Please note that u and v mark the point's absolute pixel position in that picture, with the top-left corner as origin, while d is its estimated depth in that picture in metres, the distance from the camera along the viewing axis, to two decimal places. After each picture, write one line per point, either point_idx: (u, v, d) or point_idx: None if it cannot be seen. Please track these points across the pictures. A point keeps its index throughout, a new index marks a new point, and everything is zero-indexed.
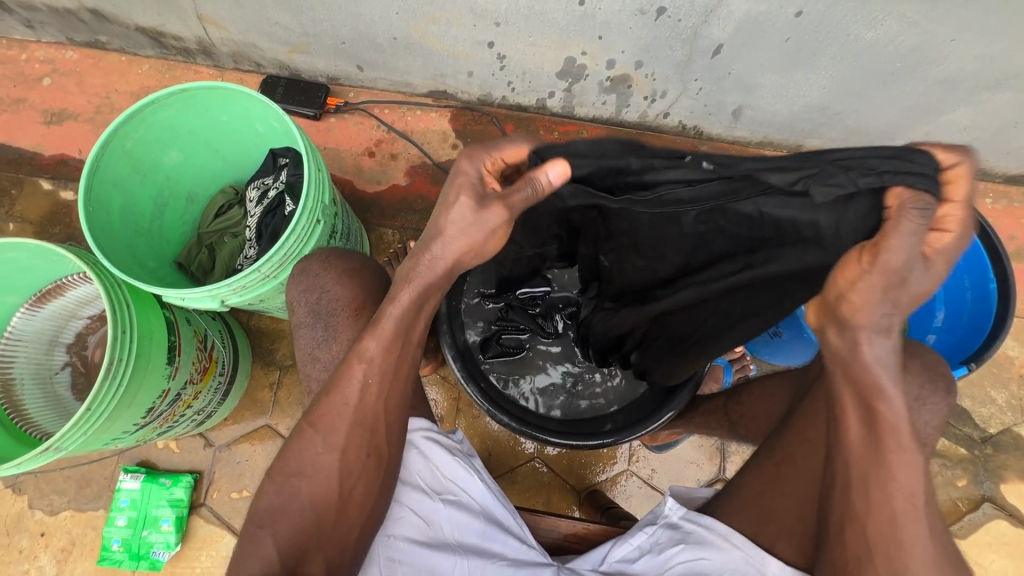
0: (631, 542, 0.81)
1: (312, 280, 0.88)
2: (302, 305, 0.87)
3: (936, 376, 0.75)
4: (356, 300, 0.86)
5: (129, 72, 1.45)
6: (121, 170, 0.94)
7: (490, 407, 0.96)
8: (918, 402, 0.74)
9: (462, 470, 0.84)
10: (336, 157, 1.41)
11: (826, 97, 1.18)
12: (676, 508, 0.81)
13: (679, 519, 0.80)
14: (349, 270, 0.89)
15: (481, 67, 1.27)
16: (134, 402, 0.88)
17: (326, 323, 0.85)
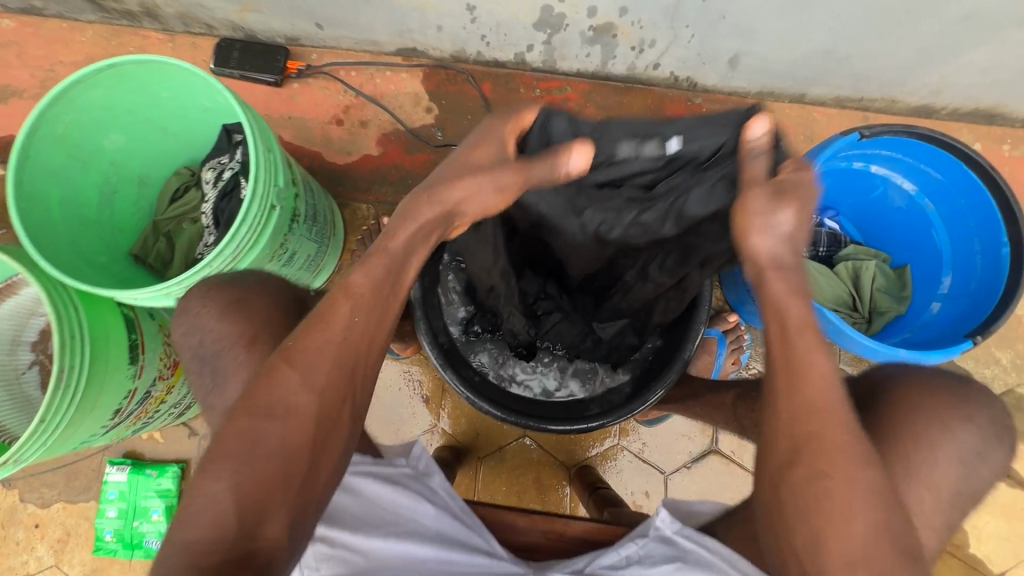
0: (619, 550, 0.77)
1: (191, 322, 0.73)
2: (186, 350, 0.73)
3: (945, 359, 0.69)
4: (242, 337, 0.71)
5: (72, 41, 1.33)
6: (55, 158, 0.86)
7: (470, 394, 0.91)
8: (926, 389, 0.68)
9: (411, 495, 0.83)
10: (302, 127, 1.31)
11: (832, 40, 1.06)
12: (669, 521, 0.77)
13: (673, 534, 0.76)
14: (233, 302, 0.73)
15: (451, 20, 1.15)
16: (97, 406, 0.84)
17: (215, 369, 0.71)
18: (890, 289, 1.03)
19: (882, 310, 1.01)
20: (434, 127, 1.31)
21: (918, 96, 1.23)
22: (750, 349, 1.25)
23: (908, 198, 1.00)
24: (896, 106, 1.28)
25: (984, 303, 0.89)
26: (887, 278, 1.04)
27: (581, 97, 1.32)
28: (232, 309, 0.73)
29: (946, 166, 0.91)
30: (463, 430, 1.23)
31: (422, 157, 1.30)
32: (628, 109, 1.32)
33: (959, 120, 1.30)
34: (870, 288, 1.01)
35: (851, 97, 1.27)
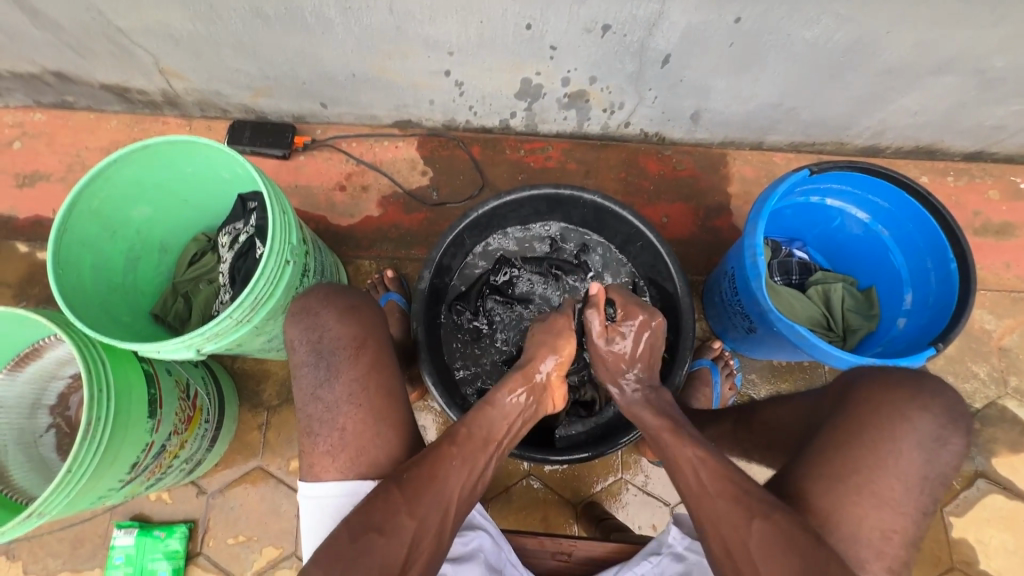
0: (636, 572, 0.80)
1: (313, 319, 0.79)
2: (303, 344, 0.78)
3: (935, 398, 0.68)
4: (359, 335, 0.79)
5: (98, 129, 1.47)
6: (90, 231, 0.94)
7: (531, 452, 0.95)
8: (917, 425, 0.66)
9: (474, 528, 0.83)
10: (307, 193, 1.42)
11: (778, 94, 1.22)
12: (680, 537, 0.81)
13: (683, 549, 0.80)
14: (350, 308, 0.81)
15: (441, 94, 1.30)
16: (118, 458, 0.89)
17: (328, 362, 0.77)
18: (859, 308, 1.11)
19: (854, 328, 1.09)
20: (429, 188, 1.43)
21: (864, 138, 1.37)
22: (741, 371, 1.29)
23: (864, 226, 1.10)
24: (845, 147, 1.42)
25: (942, 316, 0.96)
26: (856, 299, 1.12)
27: (562, 154, 1.45)
28: (350, 312, 0.80)
29: (890, 195, 1.02)
30: None
31: (420, 216, 1.41)
32: (605, 163, 1.45)
33: (904, 157, 1.44)
34: (840, 307, 1.10)
35: (804, 142, 1.41)
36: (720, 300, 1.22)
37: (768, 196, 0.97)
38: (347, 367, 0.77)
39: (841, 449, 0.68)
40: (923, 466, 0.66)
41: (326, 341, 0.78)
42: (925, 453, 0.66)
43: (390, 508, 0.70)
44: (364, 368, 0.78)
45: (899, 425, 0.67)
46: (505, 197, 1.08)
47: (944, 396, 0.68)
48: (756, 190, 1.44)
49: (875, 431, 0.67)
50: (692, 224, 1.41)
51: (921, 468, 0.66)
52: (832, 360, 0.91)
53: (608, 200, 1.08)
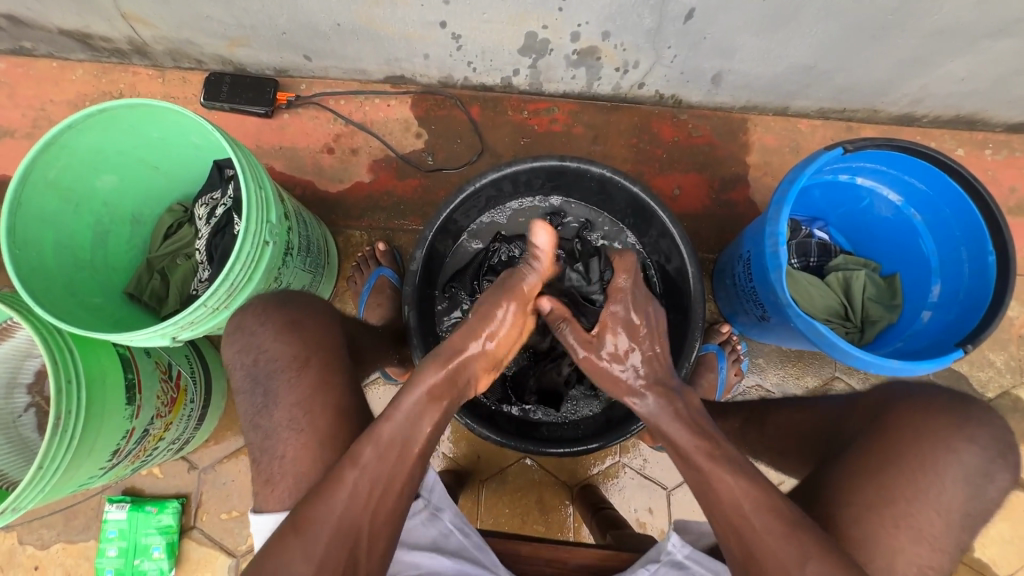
0: None
1: (247, 340, 0.78)
2: (239, 368, 0.77)
3: (982, 428, 0.67)
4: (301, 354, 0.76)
5: (62, 80, 1.34)
6: (48, 204, 0.86)
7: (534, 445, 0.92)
8: (962, 458, 0.66)
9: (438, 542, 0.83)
10: (293, 156, 1.32)
11: (812, 56, 1.09)
12: (680, 545, 0.78)
13: (684, 558, 0.77)
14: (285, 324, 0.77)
15: (437, 48, 1.17)
16: (95, 448, 0.85)
17: (265, 388, 0.75)
18: (880, 297, 1.04)
19: (874, 319, 1.02)
20: (424, 152, 1.32)
21: (900, 105, 1.25)
22: (748, 356, 1.25)
23: (895, 208, 1.01)
24: (878, 114, 1.30)
25: (973, 313, 0.89)
26: (878, 286, 1.04)
27: (569, 117, 1.33)
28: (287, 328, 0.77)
29: (929, 177, 0.92)
30: (463, 454, 1.22)
31: (414, 183, 1.31)
32: (615, 128, 1.33)
33: (941, 127, 1.32)
34: (860, 296, 1.03)
35: (834, 109, 1.29)
36: (733, 284, 1.14)
37: (795, 178, 0.87)
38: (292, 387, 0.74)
39: (876, 469, 0.66)
40: (965, 499, 0.65)
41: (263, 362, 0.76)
42: (968, 485, 0.65)
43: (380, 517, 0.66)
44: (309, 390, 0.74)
45: (944, 456, 0.66)
46: (505, 170, 0.99)
47: (989, 427, 0.68)
48: (777, 160, 1.33)
49: (913, 457, 0.66)
50: (706, 197, 1.32)
51: (961, 502, 0.65)
52: (856, 361, 0.85)
53: (617, 174, 0.99)
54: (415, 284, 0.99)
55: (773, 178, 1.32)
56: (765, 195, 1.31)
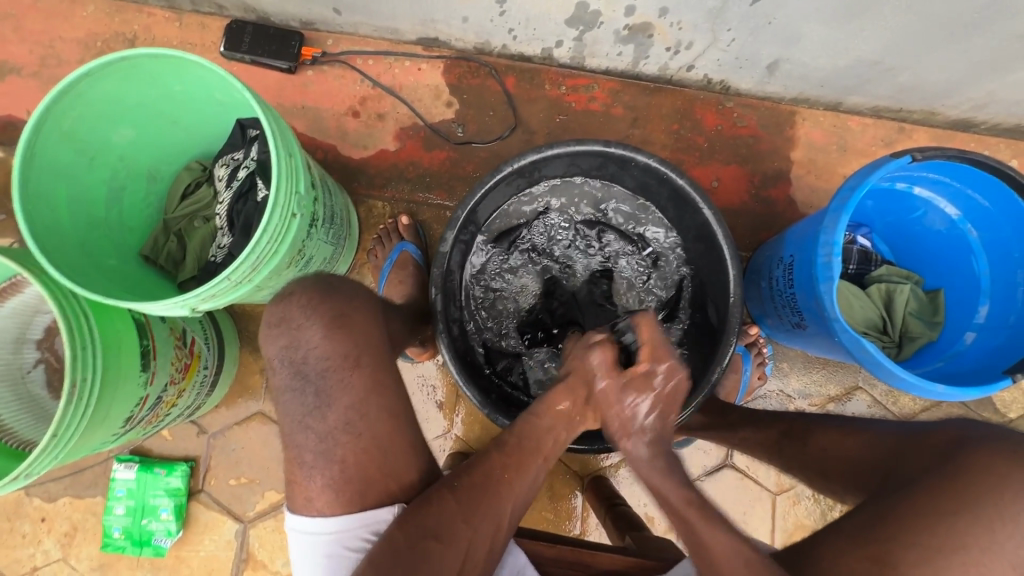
0: None
1: (293, 334, 0.69)
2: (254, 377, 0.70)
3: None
4: (351, 353, 0.69)
5: (72, 15, 1.26)
6: (63, 156, 0.80)
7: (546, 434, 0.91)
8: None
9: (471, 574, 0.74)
10: (315, 117, 1.25)
11: (879, 51, 1.02)
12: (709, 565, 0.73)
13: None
14: (337, 319, 0.69)
15: (478, 12, 1.09)
16: (109, 416, 0.83)
17: (317, 387, 0.67)
18: (922, 313, 1.00)
19: (914, 336, 0.99)
20: (454, 123, 1.25)
21: (960, 109, 1.18)
22: (772, 359, 1.23)
23: (950, 222, 0.96)
24: (934, 117, 1.23)
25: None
26: (920, 302, 1.01)
27: (609, 96, 1.26)
28: (337, 325, 0.69)
29: (995, 194, 0.87)
30: (477, 437, 1.21)
31: (441, 154, 1.25)
32: (656, 111, 1.26)
33: (998, 136, 1.26)
34: (902, 311, 0.99)
35: (889, 108, 1.22)
36: (768, 286, 1.10)
37: (857, 186, 0.82)
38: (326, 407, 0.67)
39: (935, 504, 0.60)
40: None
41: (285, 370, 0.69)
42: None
43: (436, 522, 0.65)
44: (363, 391, 0.68)
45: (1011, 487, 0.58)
46: (546, 151, 0.93)
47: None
48: (823, 158, 1.27)
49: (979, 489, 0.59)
50: (745, 192, 1.26)
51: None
52: (903, 383, 0.81)
53: (663, 164, 0.93)
54: (443, 268, 0.94)
55: (816, 178, 1.27)
56: (807, 195, 1.26)
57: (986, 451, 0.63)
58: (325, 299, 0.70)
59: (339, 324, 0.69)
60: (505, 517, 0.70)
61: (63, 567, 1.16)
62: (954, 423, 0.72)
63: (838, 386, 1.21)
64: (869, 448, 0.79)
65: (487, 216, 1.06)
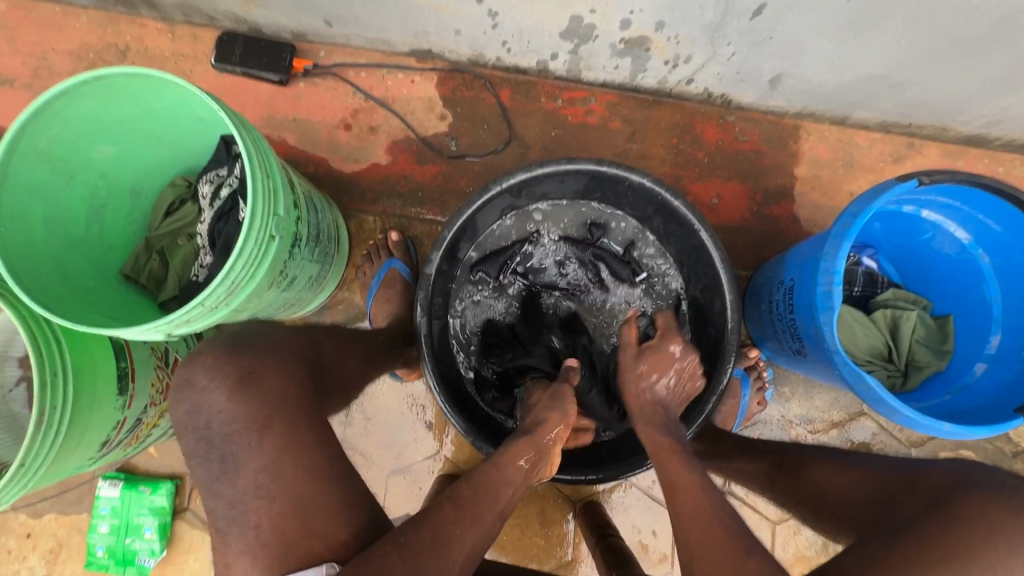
0: None
1: (197, 397, 0.69)
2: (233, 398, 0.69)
3: None
4: (261, 413, 0.67)
5: (65, 26, 1.25)
6: (40, 176, 0.79)
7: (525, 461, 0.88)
8: None
9: None
10: (307, 130, 1.23)
11: (886, 67, 0.98)
12: None
13: None
14: (242, 377, 0.69)
15: (470, 24, 1.07)
16: (84, 441, 0.81)
17: (222, 453, 0.67)
18: (930, 340, 0.96)
19: (921, 364, 0.95)
20: (447, 136, 1.23)
21: (973, 125, 1.13)
22: (773, 383, 1.18)
23: (960, 246, 0.91)
24: (946, 133, 1.18)
25: None
26: (928, 329, 0.96)
27: (606, 109, 1.23)
28: (242, 385, 0.69)
29: (1008, 219, 0.82)
30: (467, 459, 1.18)
31: (434, 169, 1.22)
32: (655, 125, 1.23)
33: (1013, 152, 1.21)
34: (909, 339, 0.94)
35: (898, 123, 1.18)
36: (768, 308, 1.06)
37: (860, 212, 0.78)
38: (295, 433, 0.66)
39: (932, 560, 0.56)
40: None
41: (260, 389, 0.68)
42: None
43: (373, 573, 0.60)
44: None
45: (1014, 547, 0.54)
46: (536, 171, 0.90)
47: None
48: (828, 174, 1.22)
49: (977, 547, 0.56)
50: (747, 208, 1.22)
51: None
52: (907, 421, 0.77)
53: (657, 186, 0.90)
54: (429, 290, 0.92)
55: (821, 194, 1.22)
56: (811, 212, 1.21)
57: (987, 496, 0.60)
58: (231, 359, 0.71)
59: None
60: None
61: None
62: (951, 463, 0.68)
63: (842, 412, 1.17)
64: (861, 485, 0.75)
65: (477, 235, 1.04)
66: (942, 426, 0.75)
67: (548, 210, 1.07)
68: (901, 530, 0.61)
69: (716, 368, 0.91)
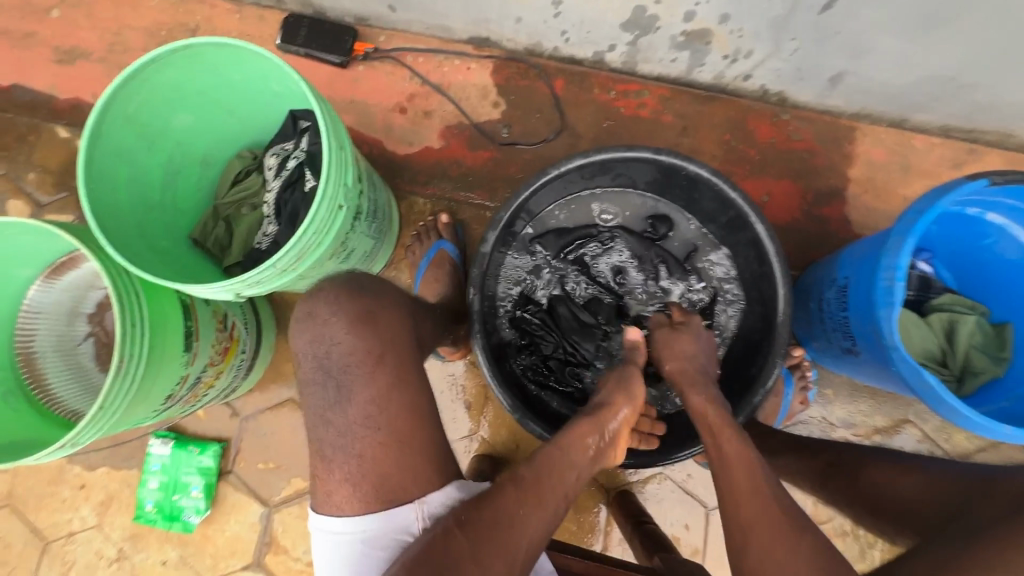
0: None
1: (313, 329, 0.71)
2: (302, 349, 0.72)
3: None
4: (358, 356, 0.69)
5: (140, 5, 1.31)
6: (126, 139, 0.83)
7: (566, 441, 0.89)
8: None
9: None
10: (364, 112, 1.26)
11: (955, 67, 0.96)
12: None
13: None
14: (363, 316, 0.71)
15: (532, 13, 1.08)
16: (153, 392, 0.85)
17: (335, 382, 0.69)
18: (987, 347, 0.94)
19: (977, 370, 0.93)
20: (499, 124, 1.24)
21: None
22: (816, 384, 1.17)
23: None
24: (1010, 140, 1.16)
25: None
26: (985, 335, 0.95)
27: (659, 103, 1.23)
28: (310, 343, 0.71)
29: None
30: (502, 441, 1.20)
31: (485, 154, 1.24)
32: (708, 120, 1.23)
33: None
34: (966, 344, 0.93)
35: (960, 127, 1.15)
36: (818, 307, 1.05)
37: (926, 208, 0.77)
38: (359, 391, 0.68)
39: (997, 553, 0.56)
40: None
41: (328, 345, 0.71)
42: None
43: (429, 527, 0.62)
44: (380, 380, 0.70)
45: None
46: (594, 156, 0.91)
47: None
48: (883, 176, 1.21)
49: None
50: (797, 208, 1.21)
51: None
52: (967, 423, 0.75)
53: (716, 176, 0.90)
54: (483, 268, 0.93)
55: (874, 197, 1.21)
56: (863, 214, 1.20)
57: None
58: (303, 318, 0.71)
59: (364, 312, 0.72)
60: (519, 558, 0.65)
61: (97, 535, 1.21)
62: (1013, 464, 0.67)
63: (886, 418, 1.15)
64: (917, 480, 0.74)
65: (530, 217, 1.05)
66: (1004, 430, 0.74)
67: (598, 196, 1.08)
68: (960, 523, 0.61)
69: (766, 361, 0.90)
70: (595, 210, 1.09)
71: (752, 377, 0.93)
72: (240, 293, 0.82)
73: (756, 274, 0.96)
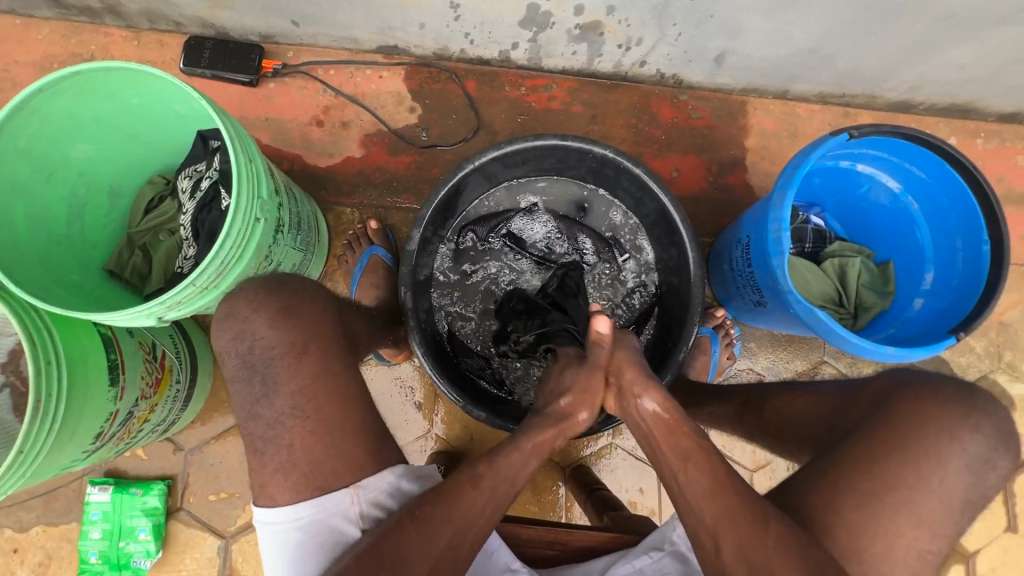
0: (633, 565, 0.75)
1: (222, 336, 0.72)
2: (232, 356, 0.72)
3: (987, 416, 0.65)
4: (287, 348, 0.71)
5: (27, 38, 1.25)
6: (22, 174, 0.81)
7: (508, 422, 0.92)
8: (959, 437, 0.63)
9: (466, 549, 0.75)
10: (279, 128, 1.26)
11: (817, 39, 1.08)
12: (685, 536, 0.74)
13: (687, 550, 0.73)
14: (284, 309, 0.73)
15: (433, 17, 1.12)
16: (79, 431, 0.82)
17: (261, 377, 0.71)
18: (874, 284, 1.05)
19: (867, 305, 1.04)
20: (417, 128, 1.27)
21: (898, 91, 1.25)
22: (740, 340, 1.26)
23: (893, 196, 1.01)
24: (876, 101, 1.30)
25: (964, 303, 0.91)
26: (872, 274, 1.06)
27: (568, 94, 1.30)
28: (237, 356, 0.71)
29: (929, 165, 0.92)
30: (457, 436, 1.22)
31: (407, 159, 1.27)
32: (614, 107, 1.30)
33: (936, 115, 1.33)
34: (855, 284, 1.04)
35: (834, 93, 1.28)
36: (729, 268, 1.14)
37: (801, 164, 0.86)
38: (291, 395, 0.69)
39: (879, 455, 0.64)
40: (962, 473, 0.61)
41: (258, 350, 0.71)
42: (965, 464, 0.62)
43: None
44: (312, 377, 0.71)
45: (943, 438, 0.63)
46: (505, 148, 0.96)
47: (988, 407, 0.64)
48: (775, 144, 1.32)
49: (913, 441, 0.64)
50: (704, 180, 1.31)
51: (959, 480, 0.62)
52: (856, 349, 0.85)
53: (621, 156, 0.96)
54: (412, 266, 0.96)
55: (770, 163, 1.32)
56: (762, 180, 1.31)
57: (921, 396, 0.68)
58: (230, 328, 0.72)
59: (289, 311, 0.74)
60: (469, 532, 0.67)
61: None
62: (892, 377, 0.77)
63: (804, 362, 1.26)
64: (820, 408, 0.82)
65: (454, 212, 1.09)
66: (887, 351, 0.83)
67: (513, 188, 1.13)
68: (849, 436, 0.69)
69: (685, 320, 0.97)
70: (514, 203, 1.15)
71: (675, 336, 1.00)
72: (162, 317, 0.81)
73: (668, 243, 1.04)
